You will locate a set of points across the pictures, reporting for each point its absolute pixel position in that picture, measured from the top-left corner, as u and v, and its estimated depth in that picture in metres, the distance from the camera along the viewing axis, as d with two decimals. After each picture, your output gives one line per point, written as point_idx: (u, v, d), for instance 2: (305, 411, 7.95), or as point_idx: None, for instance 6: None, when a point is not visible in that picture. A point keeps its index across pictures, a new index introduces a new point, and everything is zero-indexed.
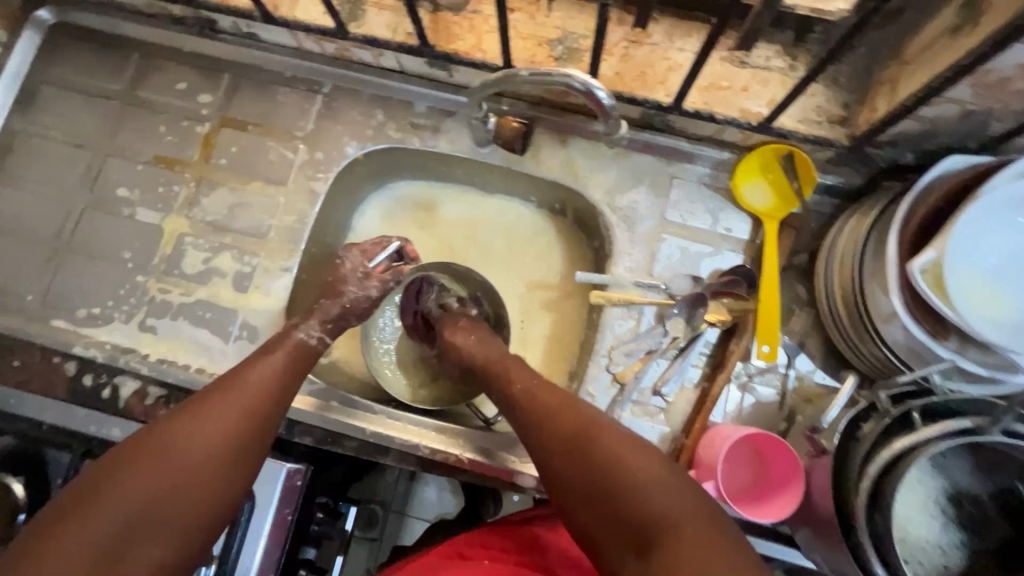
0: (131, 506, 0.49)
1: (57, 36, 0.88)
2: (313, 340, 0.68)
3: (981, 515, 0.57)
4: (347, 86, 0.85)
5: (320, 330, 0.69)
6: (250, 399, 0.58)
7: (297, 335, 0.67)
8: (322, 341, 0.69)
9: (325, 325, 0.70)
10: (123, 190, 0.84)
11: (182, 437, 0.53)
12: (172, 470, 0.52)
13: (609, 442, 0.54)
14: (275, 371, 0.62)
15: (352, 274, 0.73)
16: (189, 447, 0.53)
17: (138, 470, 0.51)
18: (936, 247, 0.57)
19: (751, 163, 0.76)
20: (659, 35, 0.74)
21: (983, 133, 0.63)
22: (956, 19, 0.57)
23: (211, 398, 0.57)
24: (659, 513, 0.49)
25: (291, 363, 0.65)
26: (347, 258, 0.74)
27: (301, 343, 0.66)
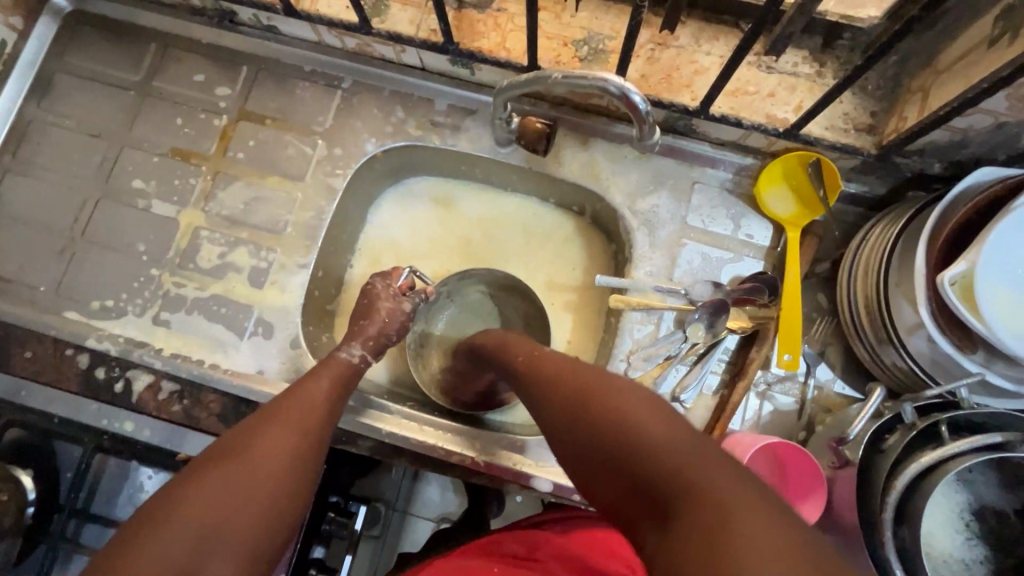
0: (209, 517, 0.47)
1: (74, 24, 0.87)
2: (356, 360, 0.70)
3: (1005, 531, 0.57)
4: (367, 82, 0.84)
5: (362, 349, 0.72)
6: (309, 412, 0.60)
7: (342, 356, 0.69)
8: (363, 360, 0.71)
9: (367, 344, 0.72)
10: (138, 181, 0.83)
11: (257, 448, 0.53)
12: (247, 480, 0.51)
13: (620, 395, 0.45)
14: (327, 390, 0.64)
15: (386, 293, 0.76)
16: (264, 457, 0.53)
17: (215, 481, 0.49)
18: (968, 260, 0.57)
19: (775, 170, 0.75)
20: (686, 38, 0.73)
21: (1015, 145, 0.62)
22: (993, 29, 0.57)
23: (275, 413, 0.58)
24: (677, 461, 0.39)
25: (339, 382, 0.66)
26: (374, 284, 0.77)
27: (347, 363, 0.69)
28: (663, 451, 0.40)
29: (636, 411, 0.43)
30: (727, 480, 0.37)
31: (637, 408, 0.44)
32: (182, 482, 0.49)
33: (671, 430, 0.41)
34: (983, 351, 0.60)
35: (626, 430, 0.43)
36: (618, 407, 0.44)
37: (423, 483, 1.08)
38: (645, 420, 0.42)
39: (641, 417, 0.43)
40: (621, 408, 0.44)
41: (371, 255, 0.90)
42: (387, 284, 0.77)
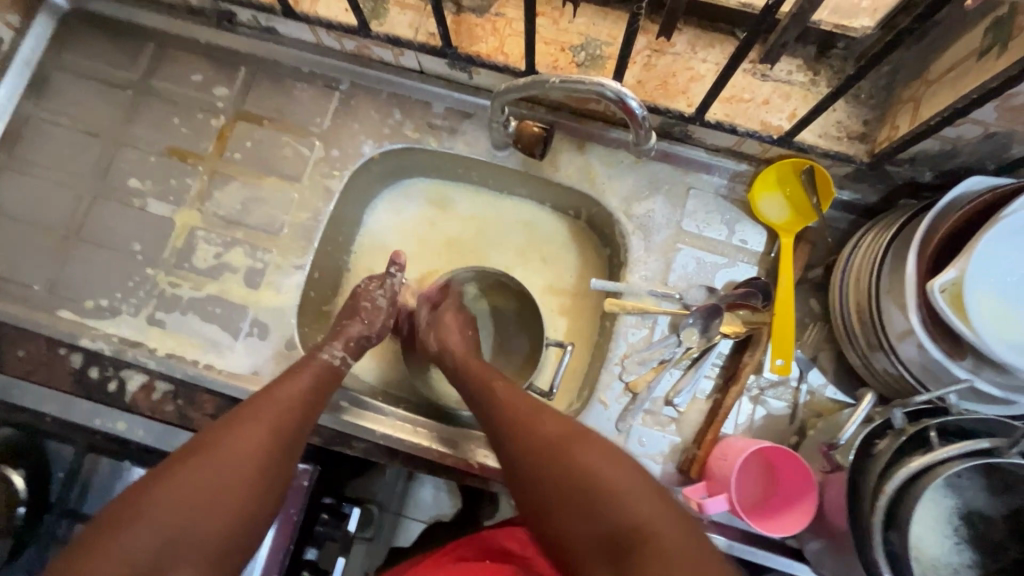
0: (165, 523, 0.49)
1: (72, 22, 0.87)
2: (337, 362, 0.68)
3: (991, 536, 0.58)
4: (365, 84, 0.84)
5: (343, 350, 0.70)
6: (282, 417, 0.59)
7: (322, 357, 0.67)
8: (344, 362, 0.70)
9: (348, 345, 0.71)
10: (134, 180, 0.83)
11: (215, 454, 0.54)
12: (203, 487, 0.52)
13: (591, 456, 0.54)
14: (303, 392, 0.63)
15: (368, 294, 0.76)
16: (222, 464, 0.53)
17: (174, 486, 0.51)
18: (957, 268, 0.58)
19: (769, 176, 0.76)
20: (682, 46, 0.74)
21: (1004, 155, 0.63)
22: (983, 41, 0.57)
23: (241, 416, 0.58)
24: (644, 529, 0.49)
25: (318, 383, 0.65)
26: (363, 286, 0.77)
27: (327, 365, 0.67)
28: (630, 516, 0.50)
29: (610, 475, 0.52)
30: (671, 537, 0.48)
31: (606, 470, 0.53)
32: (143, 483, 0.51)
33: (636, 491, 0.51)
34: (971, 357, 0.61)
35: (599, 488, 0.51)
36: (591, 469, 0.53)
37: (416, 484, 1.09)
38: (613, 483, 0.52)
39: (613, 479, 0.52)
40: (591, 469, 0.53)
41: (366, 257, 0.90)
42: (372, 283, 0.77)
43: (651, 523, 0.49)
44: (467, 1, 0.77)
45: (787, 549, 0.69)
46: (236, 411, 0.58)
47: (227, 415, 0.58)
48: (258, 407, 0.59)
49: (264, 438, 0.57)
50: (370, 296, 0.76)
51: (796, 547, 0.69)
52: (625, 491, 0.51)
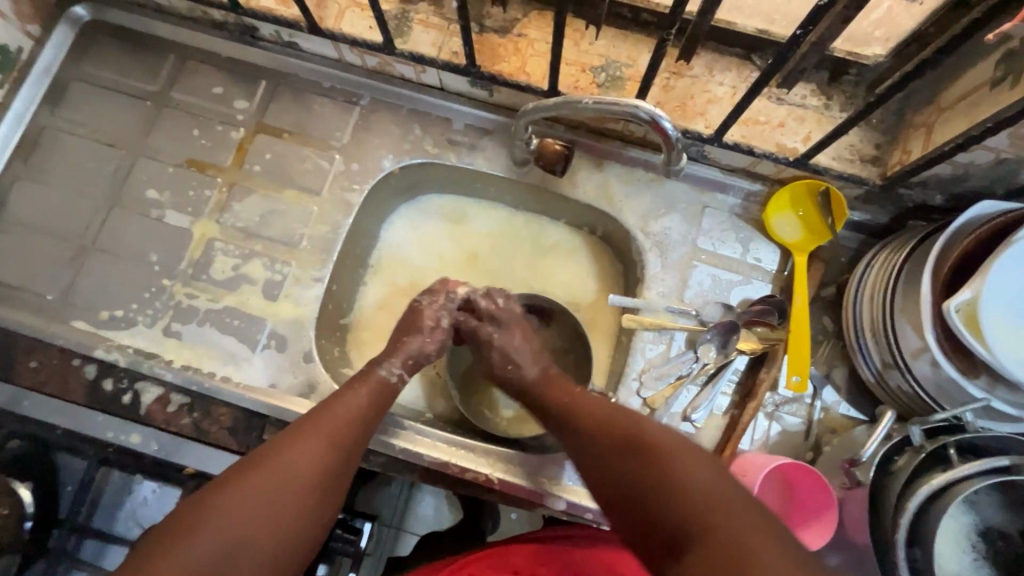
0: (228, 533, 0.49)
1: (92, 33, 0.88)
2: (394, 379, 0.69)
3: (1010, 553, 0.59)
4: (385, 99, 0.85)
5: (401, 368, 0.70)
6: (339, 433, 0.60)
7: (381, 373, 0.68)
8: (401, 379, 0.70)
9: (406, 363, 0.72)
10: (152, 191, 0.83)
11: (275, 465, 0.54)
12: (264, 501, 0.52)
13: (664, 444, 0.54)
14: (361, 409, 0.63)
15: (429, 316, 0.75)
16: (286, 475, 0.54)
17: (239, 496, 0.51)
18: (972, 289, 0.60)
19: (783, 197, 0.78)
20: (700, 69, 0.76)
21: (1013, 180, 0.65)
22: (995, 72, 0.60)
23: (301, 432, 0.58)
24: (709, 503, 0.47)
25: (374, 403, 0.65)
26: (426, 300, 0.77)
27: (385, 380, 0.68)
28: (698, 493, 0.48)
29: (679, 461, 0.51)
30: (733, 514, 0.46)
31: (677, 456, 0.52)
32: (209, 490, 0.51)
33: (698, 471, 0.50)
34: (986, 376, 0.63)
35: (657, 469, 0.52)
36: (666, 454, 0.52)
37: (417, 494, 1.06)
38: (683, 470, 0.50)
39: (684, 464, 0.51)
40: (661, 454, 0.53)
41: (382, 271, 0.90)
42: (432, 301, 0.77)
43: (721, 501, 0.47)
44: (489, 21, 0.79)
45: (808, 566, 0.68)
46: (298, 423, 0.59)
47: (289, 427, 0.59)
48: (318, 421, 0.59)
49: (321, 453, 0.57)
50: (433, 316, 0.75)
51: None
52: (693, 478, 0.49)
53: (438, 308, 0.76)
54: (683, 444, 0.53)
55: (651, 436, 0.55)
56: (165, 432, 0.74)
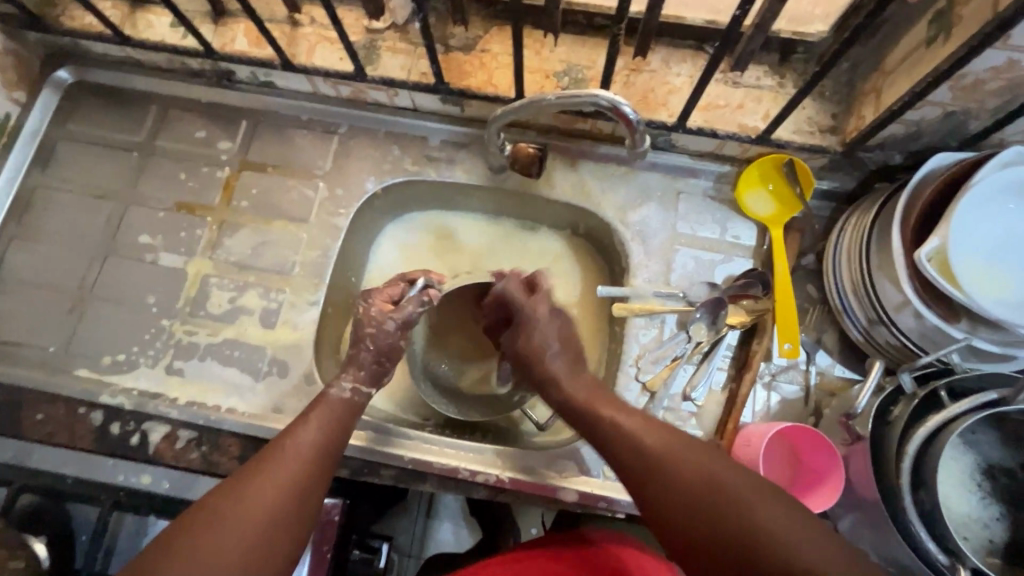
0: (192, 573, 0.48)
1: (75, 94, 0.91)
2: (348, 393, 0.68)
3: (1014, 487, 0.59)
4: (362, 125, 0.89)
5: (353, 381, 0.69)
6: (294, 470, 0.58)
7: (333, 393, 0.67)
8: (357, 392, 0.69)
9: (358, 376, 0.70)
10: (145, 237, 0.85)
11: (233, 512, 0.53)
12: (241, 529, 0.52)
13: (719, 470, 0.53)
14: (317, 439, 0.61)
15: (372, 317, 0.71)
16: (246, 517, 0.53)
17: (208, 532, 0.51)
18: (939, 236, 0.61)
19: (751, 174, 0.81)
20: (657, 63, 0.80)
21: (963, 132, 0.68)
22: (929, 31, 0.63)
23: (260, 467, 0.57)
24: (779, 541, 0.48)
25: (330, 422, 0.64)
26: (367, 303, 0.72)
27: (345, 401, 0.67)
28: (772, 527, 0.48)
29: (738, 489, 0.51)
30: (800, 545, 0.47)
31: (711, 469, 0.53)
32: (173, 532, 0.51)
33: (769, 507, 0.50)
34: (966, 320, 0.64)
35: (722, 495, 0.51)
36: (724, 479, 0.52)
37: (435, 521, 1.06)
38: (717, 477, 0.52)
39: (713, 469, 0.53)
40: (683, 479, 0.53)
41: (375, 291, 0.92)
42: (371, 304, 0.72)
43: (754, 507, 0.50)
44: (453, 41, 0.83)
45: None
46: (255, 459, 0.58)
47: (245, 467, 0.57)
48: (272, 463, 0.57)
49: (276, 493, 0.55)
50: (381, 322, 0.71)
51: None
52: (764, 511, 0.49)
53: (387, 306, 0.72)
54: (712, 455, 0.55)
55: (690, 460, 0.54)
56: (175, 469, 0.75)
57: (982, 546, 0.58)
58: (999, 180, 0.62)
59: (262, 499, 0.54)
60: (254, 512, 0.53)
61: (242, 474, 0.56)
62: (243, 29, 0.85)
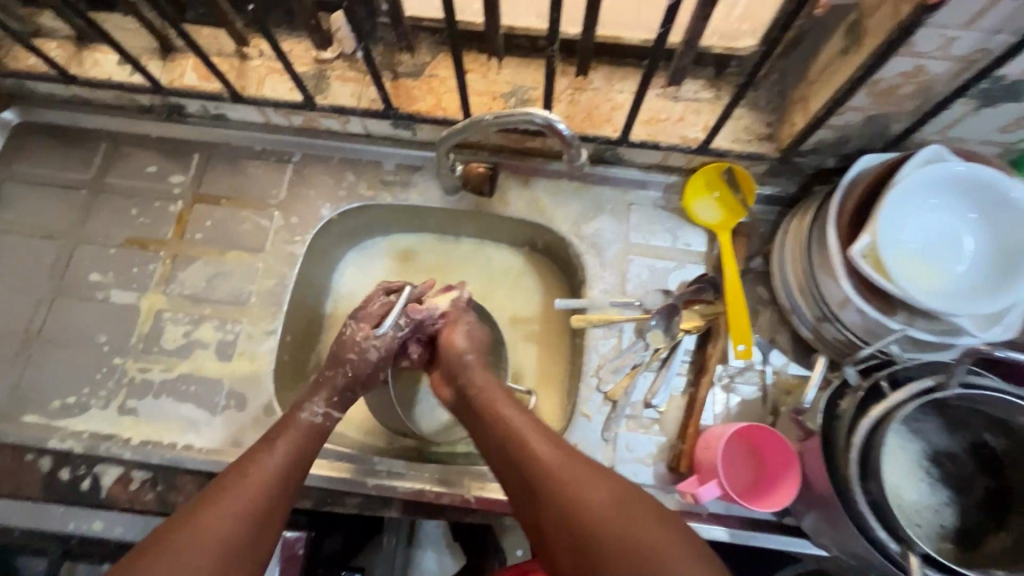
0: None
1: (22, 135, 0.90)
2: (318, 418, 0.68)
3: (959, 472, 0.61)
4: (316, 153, 0.89)
5: (325, 406, 0.69)
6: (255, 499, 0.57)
7: (302, 417, 0.67)
8: (328, 416, 0.69)
9: (331, 399, 0.70)
10: (95, 275, 0.84)
11: (188, 539, 0.52)
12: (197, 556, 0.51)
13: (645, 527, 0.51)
14: (280, 466, 0.61)
15: (353, 341, 0.72)
16: (200, 546, 0.51)
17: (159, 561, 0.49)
18: (869, 233, 0.64)
19: (697, 182, 0.83)
20: (600, 81, 0.83)
21: (887, 134, 0.72)
22: (844, 42, 0.67)
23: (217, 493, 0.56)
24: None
25: (297, 446, 0.64)
26: (350, 328, 0.73)
27: (310, 423, 0.66)
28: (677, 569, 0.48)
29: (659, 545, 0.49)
30: None
31: (624, 503, 0.54)
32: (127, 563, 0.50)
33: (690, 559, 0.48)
34: (903, 312, 0.67)
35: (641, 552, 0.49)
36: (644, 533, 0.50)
37: (417, 550, 1.00)
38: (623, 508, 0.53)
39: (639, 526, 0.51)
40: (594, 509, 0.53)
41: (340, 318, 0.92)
42: (359, 326, 0.73)
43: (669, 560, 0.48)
44: (402, 67, 0.84)
45: (786, 528, 0.71)
46: (217, 481, 0.58)
47: (202, 493, 0.57)
48: (232, 488, 0.57)
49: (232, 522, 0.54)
50: (359, 346, 0.72)
51: (795, 524, 0.71)
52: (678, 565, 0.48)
53: (371, 333, 0.72)
54: (620, 486, 0.55)
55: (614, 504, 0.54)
56: (129, 512, 0.72)
57: (933, 532, 0.59)
58: (921, 178, 0.65)
59: (219, 525, 0.53)
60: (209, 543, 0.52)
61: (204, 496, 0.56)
62: (191, 64, 0.85)
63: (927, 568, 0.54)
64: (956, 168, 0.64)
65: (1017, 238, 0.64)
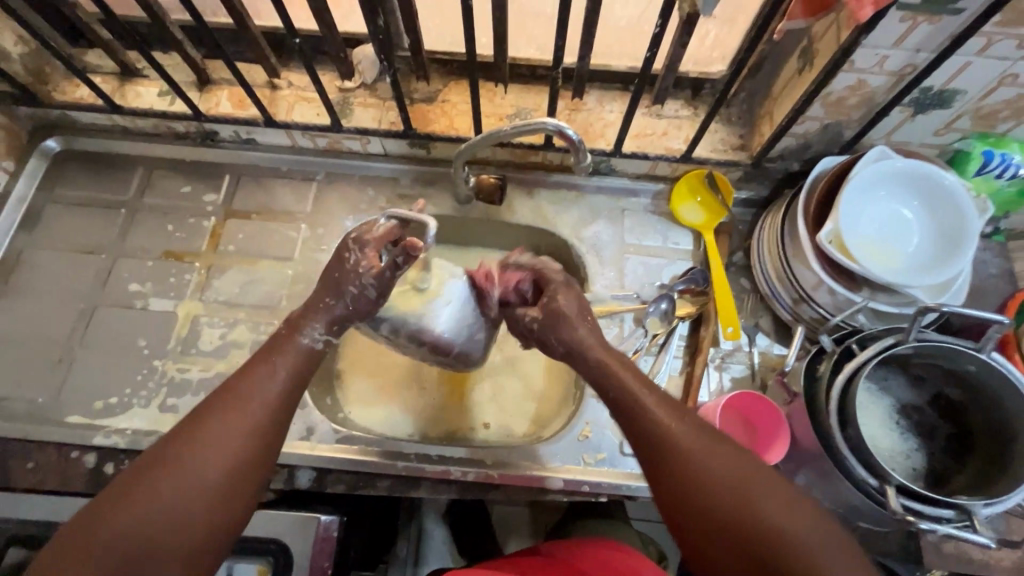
0: (154, 516, 0.53)
1: (63, 162, 0.98)
2: (318, 345, 0.67)
3: (925, 421, 0.71)
4: (339, 172, 0.99)
5: (324, 331, 0.67)
6: (249, 421, 0.59)
7: (302, 341, 0.66)
8: (327, 343, 0.68)
9: (331, 326, 0.68)
10: (135, 285, 0.90)
11: (194, 455, 0.56)
12: (202, 476, 0.55)
13: (764, 501, 0.54)
14: (275, 391, 0.62)
15: (354, 270, 0.68)
16: (203, 465, 0.56)
17: (169, 477, 0.54)
18: (832, 220, 0.75)
19: (681, 189, 0.94)
20: (593, 103, 0.95)
21: (840, 140, 0.84)
22: (799, 63, 0.79)
23: (216, 412, 0.58)
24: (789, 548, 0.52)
25: (294, 370, 0.64)
26: (354, 254, 0.69)
27: (307, 348, 0.66)
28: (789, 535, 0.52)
29: (779, 520, 0.53)
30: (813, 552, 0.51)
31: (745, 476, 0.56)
32: (128, 476, 0.55)
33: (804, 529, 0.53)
34: (866, 288, 0.77)
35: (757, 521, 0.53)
36: (760, 505, 0.54)
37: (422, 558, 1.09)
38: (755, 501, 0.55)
39: (763, 501, 0.54)
40: (712, 476, 0.56)
41: None
42: (361, 253, 0.69)
43: (788, 528, 0.53)
44: (417, 94, 0.95)
45: None
46: (214, 399, 0.60)
47: (202, 409, 0.59)
48: (227, 411, 0.59)
49: (233, 444, 0.57)
50: (357, 280, 0.68)
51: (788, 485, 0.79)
52: (792, 528, 0.53)
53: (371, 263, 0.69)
54: (743, 462, 0.57)
55: (738, 478, 0.56)
56: None
57: (908, 473, 0.69)
58: (872, 174, 0.76)
59: (218, 445, 0.57)
60: (211, 464, 0.56)
61: (203, 412, 0.59)
62: (226, 94, 0.95)
63: (902, 498, 0.62)
64: (900, 164, 0.76)
65: (957, 222, 0.76)
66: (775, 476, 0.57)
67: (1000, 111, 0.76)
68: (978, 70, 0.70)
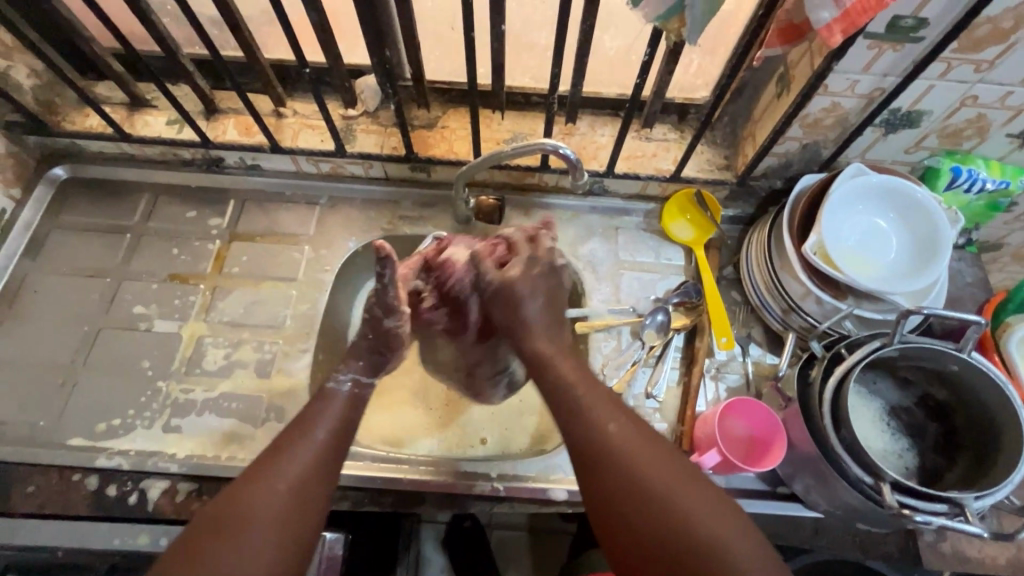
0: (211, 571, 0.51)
1: (69, 190, 1.00)
2: (348, 383, 0.70)
3: (913, 421, 0.75)
4: (342, 196, 1.02)
5: (352, 372, 0.71)
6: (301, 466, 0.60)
7: (335, 385, 0.70)
8: (355, 381, 0.71)
9: (358, 364, 0.73)
10: (139, 307, 0.91)
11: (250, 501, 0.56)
12: (259, 521, 0.55)
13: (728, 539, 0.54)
14: (323, 438, 0.64)
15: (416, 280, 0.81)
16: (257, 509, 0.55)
17: (228, 526, 0.54)
18: (816, 233, 0.79)
19: (671, 208, 0.99)
20: (585, 127, 1.00)
21: (819, 158, 0.90)
22: (777, 88, 0.85)
23: (271, 462, 0.60)
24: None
25: (339, 417, 0.67)
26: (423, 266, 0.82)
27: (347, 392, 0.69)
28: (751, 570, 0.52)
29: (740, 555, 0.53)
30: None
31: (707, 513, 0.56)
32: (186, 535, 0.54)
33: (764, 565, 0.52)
34: (851, 297, 0.81)
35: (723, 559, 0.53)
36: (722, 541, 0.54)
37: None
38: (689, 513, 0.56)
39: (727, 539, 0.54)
40: (683, 519, 0.55)
41: None
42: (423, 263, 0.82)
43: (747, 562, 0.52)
44: (418, 121, 1.00)
45: (779, 494, 0.81)
46: (269, 451, 0.61)
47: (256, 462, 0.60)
48: (280, 457, 0.60)
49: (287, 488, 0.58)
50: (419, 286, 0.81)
51: (787, 491, 0.81)
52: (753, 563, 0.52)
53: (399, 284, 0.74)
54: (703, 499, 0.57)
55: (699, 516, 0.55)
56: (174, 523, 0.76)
57: (901, 472, 0.72)
58: (850, 189, 0.81)
59: (272, 489, 0.57)
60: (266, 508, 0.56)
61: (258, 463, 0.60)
62: (233, 122, 0.98)
63: (896, 494, 0.64)
64: (876, 180, 0.81)
65: (931, 232, 0.80)
66: (737, 513, 0.57)
67: (964, 130, 0.81)
68: (940, 92, 0.76)
